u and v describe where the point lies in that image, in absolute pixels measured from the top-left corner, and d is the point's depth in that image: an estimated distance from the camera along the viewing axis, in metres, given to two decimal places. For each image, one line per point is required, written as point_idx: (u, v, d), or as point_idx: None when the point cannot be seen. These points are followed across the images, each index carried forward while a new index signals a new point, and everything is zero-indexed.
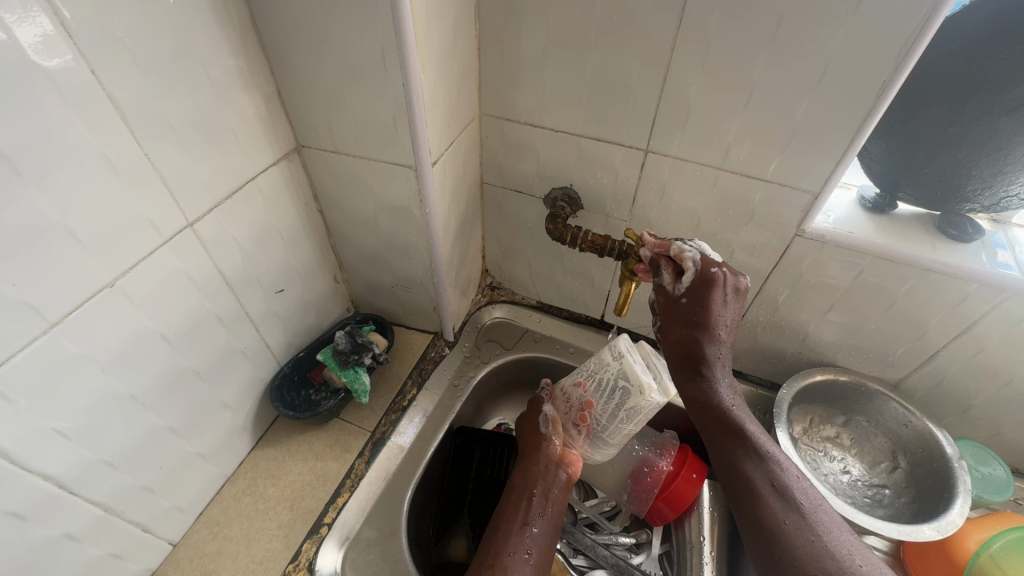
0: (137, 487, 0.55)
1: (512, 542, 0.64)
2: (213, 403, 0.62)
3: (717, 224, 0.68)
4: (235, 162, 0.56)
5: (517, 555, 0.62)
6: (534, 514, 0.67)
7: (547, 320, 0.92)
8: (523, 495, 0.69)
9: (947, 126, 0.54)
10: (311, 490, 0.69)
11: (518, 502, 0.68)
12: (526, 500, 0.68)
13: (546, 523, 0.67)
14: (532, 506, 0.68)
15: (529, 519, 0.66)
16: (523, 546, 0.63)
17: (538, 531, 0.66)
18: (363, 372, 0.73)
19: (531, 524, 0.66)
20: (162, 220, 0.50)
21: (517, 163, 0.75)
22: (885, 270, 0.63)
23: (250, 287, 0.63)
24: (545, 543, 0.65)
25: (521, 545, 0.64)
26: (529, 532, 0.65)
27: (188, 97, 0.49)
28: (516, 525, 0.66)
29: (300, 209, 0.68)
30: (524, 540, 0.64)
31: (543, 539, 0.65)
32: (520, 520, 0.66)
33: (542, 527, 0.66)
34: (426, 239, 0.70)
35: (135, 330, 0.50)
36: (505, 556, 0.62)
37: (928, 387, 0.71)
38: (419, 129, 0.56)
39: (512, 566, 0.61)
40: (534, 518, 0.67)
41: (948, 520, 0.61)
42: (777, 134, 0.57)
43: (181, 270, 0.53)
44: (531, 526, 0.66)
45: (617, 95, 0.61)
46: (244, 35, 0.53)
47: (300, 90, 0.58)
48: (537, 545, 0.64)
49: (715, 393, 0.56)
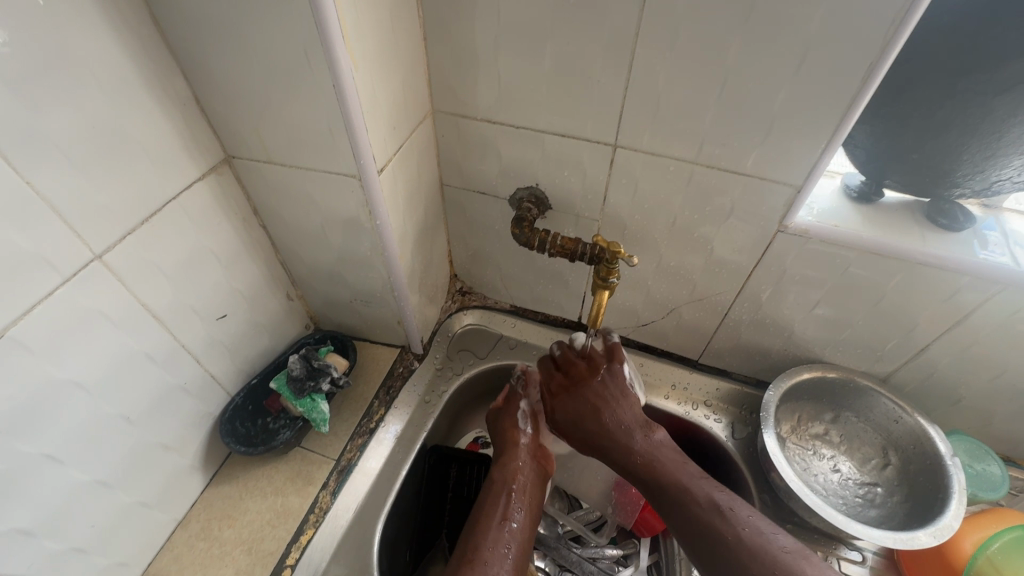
0: (64, 551, 0.50)
1: (491, 539, 0.61)
2: (152, 446, 0.57)
3: (695, 221, 0.63)
4: (149, 181, 0.49)
5: (497, 550, 0.60)
6: (513, 510, 0.64)
7: (522, 325, 0.87)
8: (501, 491, 0.66)
9: (935, 109, 0.50)
10: (271, 529, 0.64)
11: (497, 498, 0.65)
12: (506, 494, 0.66)
13: (524, 518, 0.64)
14: (512, 500, 0.65)
15: (508, 514, 0.64)
16: (503, 542, 0.61)
17: (518, 526, 0.63)
18: (321, 400, 0.68)
19: (511, 518, 0.63)
20: (59, 255, 0.43)
21: (477, 162, 0.69)
22: (873, 264, 0.58)
23: (185, 318, 0.57)
24: (523, 539, 0.63)
25: (501, 539, 0.61)
26: (509, 527, 0.63)
27: (79, 113, 0.42)
28: (496, 519, 0.63)
29: (238, 225, 0.61)
30: (503, 537, 0.61)
31: (522, 535, 0.63)
32: (500, 514, 0.63)
33: (521, 521, 0.64)
34: (381, 252, 0.64)
35: (40, 382, 0.44)
36: (484, 553, 0.59)
37: (918, 380, 0.68)
38: (359, 134, 0.50)
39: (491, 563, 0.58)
40: (515, 513, 0.64)
41: (944, 523, 0.59)
42: (754, 125, 0.52)
43: (93, 309, 0.47)
44: (510, 521, 0.63)
45: (580, 87, 0.56)
46: (145, 35, 0.46)
47: (221, 95, 0.51)
48: (516, 541, 0.62)
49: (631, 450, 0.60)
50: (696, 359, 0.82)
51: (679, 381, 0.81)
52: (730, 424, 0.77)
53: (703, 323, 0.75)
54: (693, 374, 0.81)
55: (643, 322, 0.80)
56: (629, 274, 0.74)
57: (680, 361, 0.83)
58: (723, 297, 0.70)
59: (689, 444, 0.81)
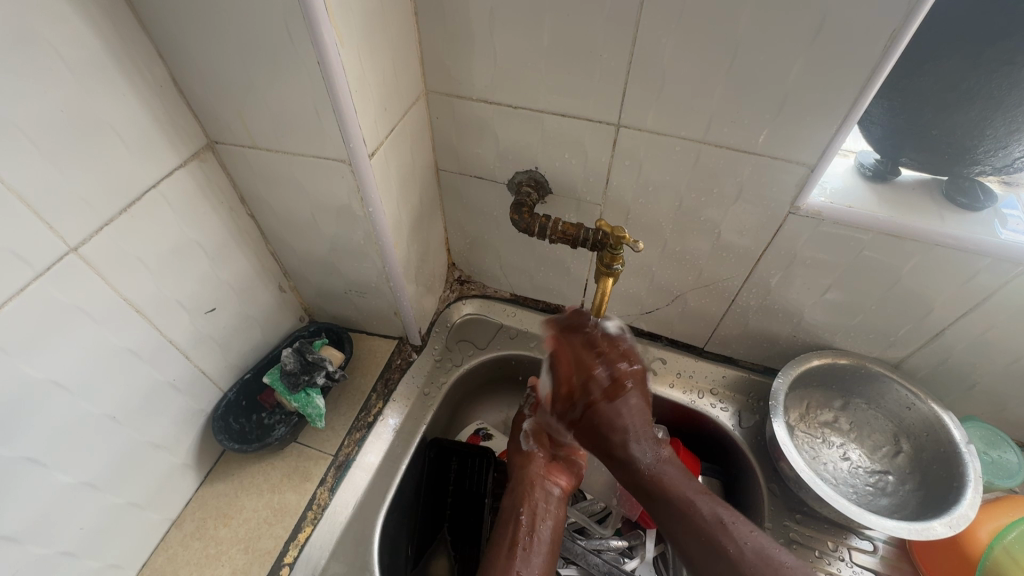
0: (51, 555, 0.48)
1: (501, 565, 0.58)
2: (141, 446, 0.55)
3: (702, 204, 0.60)
4: (125, 169, 0.46)
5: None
6: (522, 541, 0.60)
7: (522, 314, 0.84)
8: (509, 518, 0.63)
9: (959, 81, 0.47)
10: (268, 527, 0.62)
11: (505, 527, 0.62)
12: (514, 519, 0.63)
13: (539, 541, 0.61)
14: (523, 525, 0.62)
15: (517, 539, 0.61)
16: (514, 568, 0.57)
17: (530, 550, 0.60)
18: (317, 395, 0.66)
19: (520, 543, 0.60)
20: (31, 250, 0.41)
21: (473, 145, 0.66)
22: (889, 246, 0.56)
23: (171, 313, 0.54)
24: (539, 563, 0.59)
25: (511, 567, 0.58)
26: (519, 553, 0.59)
27: (44, 96, 0.39)
28: (505, 547, 0.60)
29: (224, 215, 0.59)
30: (514, 562, 0.58)
31: (537, 559, 0.59)
32: (511, 542, 0.60)
33: (537, 545, 0.60)
34: (374, 240, 0.61)
35: (16, 383, 0.42)
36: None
37: (932, 365, 0.66)
38: (347, 116, 0.47)
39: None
40: (527, 540, 0.61)
41: (960, 512, 0.58)
42: (766, 100, 0.49)
43: (70, 305, 0.45)
44: (522, 547, 0.60)
45: (580, 64, 0.53)
46: (114, 11, 0.43)
47: (200, 76, 0.48)
48: (530, 566, 0.58)
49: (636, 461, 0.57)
50: (702, 347, 0.80)
51: (685, 369, 0.79)
52: (737, 412, 0.75)
53: (709, 309, 0.73)
54: (698, 362, 0.79)
55: (647, 309, 0.78)
56: (633, 260, 0.71)
57: (686, 349, 0.80)
58: (730, 283, 0.68)
59: (695, 434, 0.79)
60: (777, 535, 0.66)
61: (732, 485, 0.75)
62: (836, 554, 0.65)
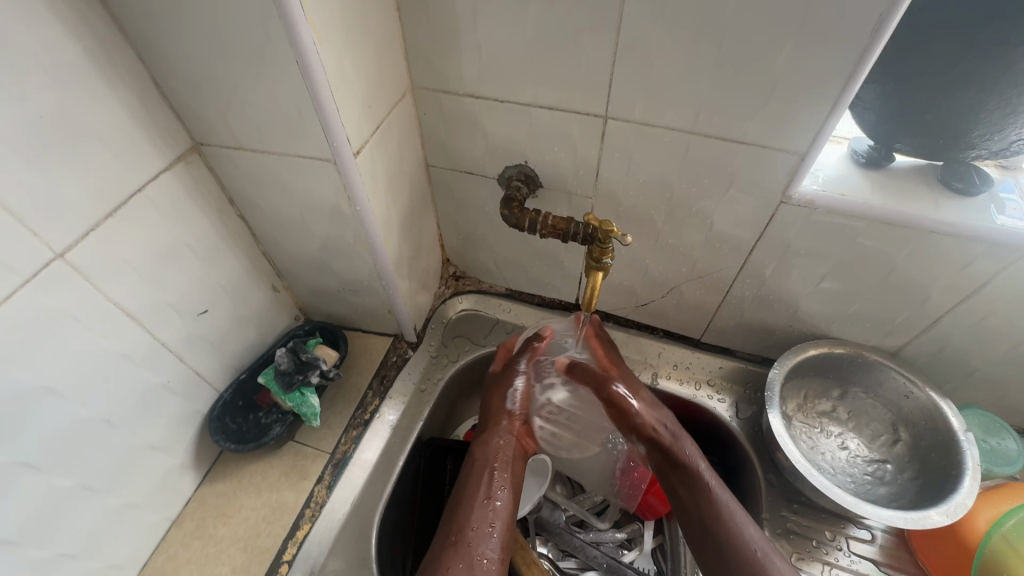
0: (52, 557, 0.49)
1: (473, 518, 0.58)
2: (137, 448, 0.55)
3: (693, 194, 0.60)
4: (110, 174, 0.46)
5: (481, 530, 0.57)
6: (494, 495, 0.60)
7: (517, 308, 0.84)
8: (484, 473, 0.62)
9: (954, 63, 0.46)
10: (267, 525, 0.63)
11: (478, 478, 0.62)
12: (487, 473, 0.62)
13: (508, 495, 0.61)
14: (495, 479, 0.62)
15: (491, 493, 0.60)
16: (486, 520, 0.58)
17: (501, 505, 0.60)
18: (311, 394, 0.66)
19: (494, 496, 0.60)
20: (18, 257, 0.41)
21: (462, 141, 0.65)
22: (883, 234, 0.55)
23: (162, 316, 0.55)
24: (507, 517, 0.59)
25: (484, 518, 0.58)
26: (489, 509, 0.59)
27: (24, 103, 0.39)
28: (477, 498, 0.60)
29: (213, 217, 0.58)
30: (484, 514, 0.59)
31: (506, 513, 0.60)
32: (485, 496, 0.60)
33: (505, 499, 0.60)
34: (364, 239, 0.61)
35: (7, 389, 0.42)
36: (468, 535, 0.57)
37: (929, 353, 0.65)
38: (329, 114, 0.47)
39: (475, 547, 0.56)
40: (500, 494, 0.61)
41: (957, 501, 0.57)
42: (755, 88, 0.49)
43: (59, 309, 0.45)
44: (494, 499, 0.60)
45: (566, 55, 0.52)
46: (92, 16, 0.42)
47: (183, 78, 0.48)
48: (501, 520, 0.59)
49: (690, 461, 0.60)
50: (699, 338, 0.79)
51: (681, 361, 0.78)
52: (735, 403, 0.75)
53: (704, 300, 0.72)
54: (695, 354, 0.79)
55: (642, 302, 0.77)
56: (626, 253, 0.71)
57: (682, 342, 0.80)
58: (725, 274, 0.67)
59: (693, 425, 0.79)
60: (774, 526, 0.66)
61: (730, 477, 0.75)
62: (834, 543, 0.65)
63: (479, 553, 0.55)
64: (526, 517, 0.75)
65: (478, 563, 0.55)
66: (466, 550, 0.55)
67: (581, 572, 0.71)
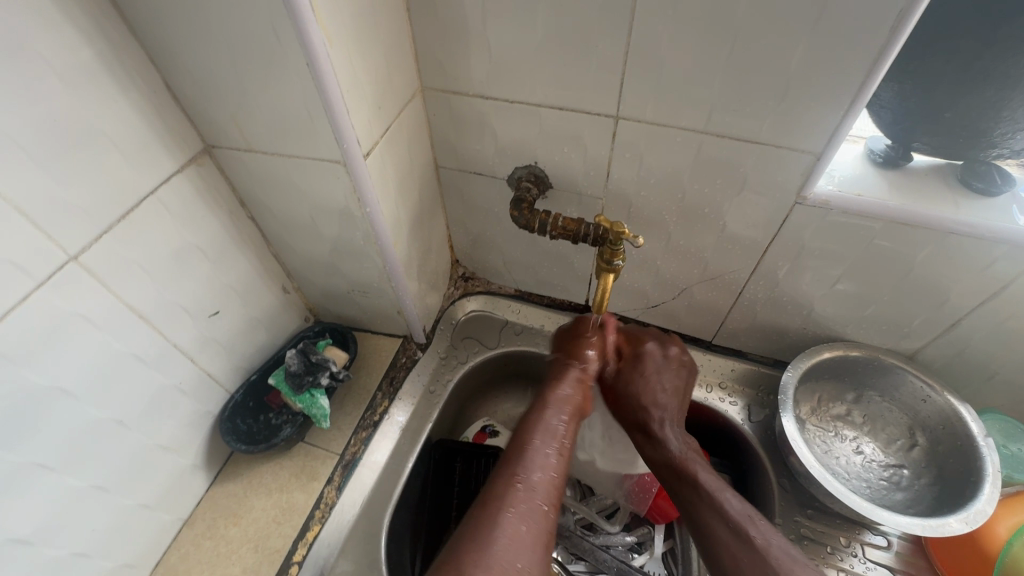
0: (65, 557, 0.49)
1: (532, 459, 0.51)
2: (148, 449, 0.56)
3: (706, 195, 0.59)
4: (121, 178, 0.47)
5: (543, 470, 0.50)
6: (553, 443, 0.53)
7: (527, 309, 0.84)
8: (546, 419, 0.55)
9: (973, 61, 0.45)
10: (277, 526, 0.63)
11: (541, 416, 0.55)
12: (551, 416, 0.55)
13: (569, 443, 0.54)
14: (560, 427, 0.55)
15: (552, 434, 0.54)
16: (545, 460, 0.51)
17: (560, 450, 0.53)
18: (321, 395, 0.66)
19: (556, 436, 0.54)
20: (31, 260, 0.41)
21: (472, 142, 0.65)
22: (900, 235, 0.54)
23: (174, 318, 0.55)
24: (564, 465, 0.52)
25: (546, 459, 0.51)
26: (547, 456, 0.52)
27: (37, 107, 0.39)
28: (540, 439, 0.53)
29: (224, 219, 0.59)
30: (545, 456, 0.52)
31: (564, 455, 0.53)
32: (545, 442, 0.53)
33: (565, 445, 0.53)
34: (373, 240, 0.61)
35: (21, 391, 0.43)
36: (527, 473, 0.50)
37: (947, 356, 0.64)
38: (339, 115, 0.47)
39: (537, 489, 0.49)
40: (562, 440, 0.54)
41: (976, 508, 0.56)
42: (769, 87, 0.48)
43: (73, 312, 0.45)
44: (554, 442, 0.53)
45: (576, 55, 0.51)
46: (105, 20, 0.43)
47: (194, 81, 0.48)
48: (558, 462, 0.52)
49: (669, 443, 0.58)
50: (710, 340, 0.78)
51: None
52: (747, 406, 0.74)
53: (716, 302, 0.72)
54: (706, 356, 0.78)
55: (653, 304, 0.77)
56: (637, 255, 0.70)
57: (693, 344, 0.79)
58: (737, 275, 0.67)
59: (704, 428, 0.78)
60: (787, 531, 0.65)
61: (743, 481, 0.74)
62: (849, 549, 0.64)
63: (539, 496, 0.49)
64: None
65: (538, 509, 0.47)
66: (525, 491, 0.48)
67: None
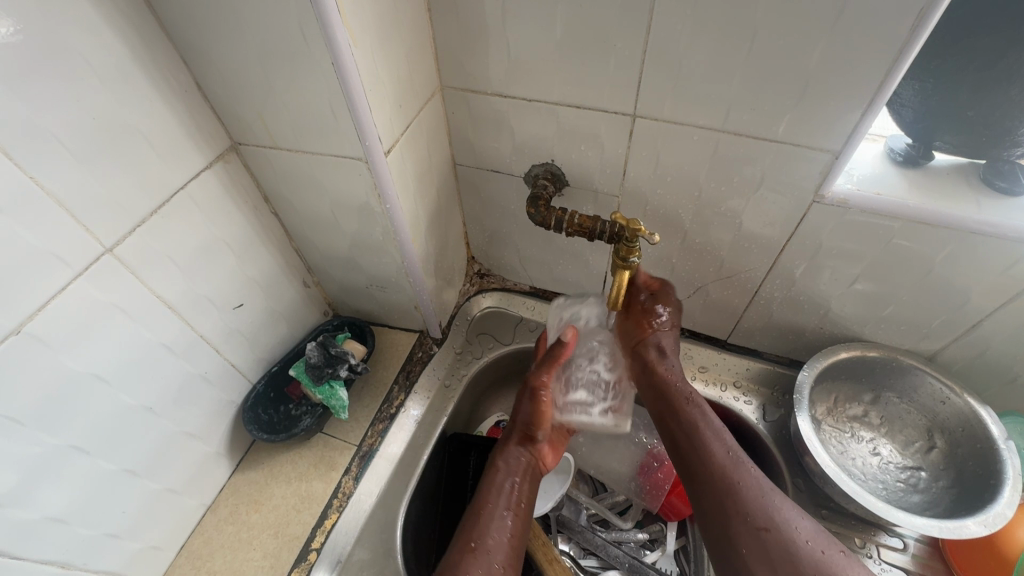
0: (97, 537, 0.51)
1: (486, 527, 0.57)
2: (175, 435, 0.58)
3: (722, 193, 0.59)
4: (153, 172, 0.48)
5: (497, 537, 0.57)
6: (506, 506, 0.60)
7: (541, 307, 0.85)
8: (497, 483, 0.62)
9: (998, 58, 0.45)
10: (296, 514, 0.65)
11: (491, 489, 0.61)
12: (504, 485, 0.62)
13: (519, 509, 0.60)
14: (511, 496, 0.61)
15: (505, 505, 0.60)
16: (497, 528, 0.57)
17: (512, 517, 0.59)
18: (340, 387, 0.68)
19: (508, 506, 0.60)
20: (71, 251, 0.43)
21: (490, 140, 0.66)
22: (919, 235, 0.54)
23: (201, 309, 0.57)
24: (518, 531, 0.58)
25: (498, 527, 0.57)
26: (504, 517, 0.59)
27: (77, 104, 0.41)
28: (491, 507, 0.59)
29: (249, 214, 0.61)
30: (498, 526, 0.58)
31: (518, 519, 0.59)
32: (499, 507, 0.59)
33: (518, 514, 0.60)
34: (393, 237, 0.62)
35: (60, 376, 0.45)
36: (482, 541, 0.56)
37: (968, 358, 0.63)
38: (363, 114, 0.48)
39: (493, 554, 0.55)
40: (515, 506, 0.60)
41: (996, 511, 0.55)
42: (788, 84, 0.48)
43: (108, 302, 0.47)
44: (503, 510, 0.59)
45: (595, 54, 0.52)
46: (140, 20, 0.44)
47: (223, 81, 0.50)
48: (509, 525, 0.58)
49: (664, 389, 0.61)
50: (725, 339, 0.78)
51: (707, 363, 0.77)
52: (761, 406, 0.74)
53: (731, 300, 0.72)
54: (721, 355, 0.78)
55: None
56: (652, 252, 0.70)
57: (709, 343, 0.79)
58: (752, 274, 0.66)
59: None
60: None
61: None
62: (864, 551, 0.64)
63: (496, 559, 0.55)
64: (548, 514, 0.75)
65: (495, 570, 0.54)
66: (483, 556, 0.54)
67: (603, 571, 0.71)
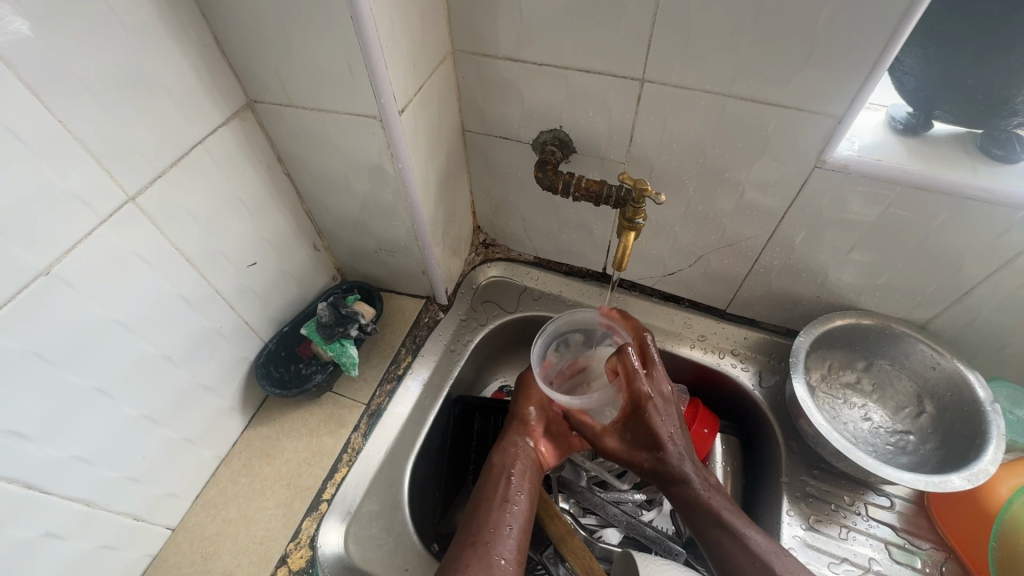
0: (119, 479, 0.54)
1: (490, 518, 0.57)
2: (193, 386, 0.60)
3: (726, 161, 0.60)
4: (172, 124, 0.49)
5: (500, 529, 0.56)
6: (505, 499, 0.59)
7: (545, 276, 0.87)
8: (500, 473, 0.62)
9: (998, 25, 0.46)
10: (307, 467, 0.67)
11: (497, 481, 0.61)
12: (504, 478, 0.61)
13: (526, 500, 0.60)
14: (513, 483, 0.61)
15: (509, 496, 0.59)
16: (502, 522, 0.56)
17: (519, 508, 0.59)
18: (350, 345, 0.70)
19: (511, 499, 0.59)
20: (96, 197, 0.45)
21: (499, 106, 0.67)
22: (916, 202, 0.55)
23: (217, 264, 0.58)
24: (525, 521, 0.58)
25: (503, 519, 0.57)
26: (507, 512, 0.58)
27: (101, 51, 0.42)
28: (495, 501, 0.59)
29: (263, 173, 0.62)
30: (503, 517, 0.57)
31: (523, 515, 0.58)
32: (499, 498, 0.59)
33: (522, 503, 0.59)
34: (405, 199, 0.64)
35: (87, 319, 0.46)
36: (486, 534, 0.55)
37: (959, 326, 0.65)
38: (379, 72, 0.49)
39: (494, 546, 0.54)
40: (517, 497, 0.60)
41: (980, 467, 0.58)
42: (795, 48, 0.49)
43: (131, 250, 0.49)
44: (510, 501, 0.59)
45: (606, 16, 0.53)
46: None
47: (241, 37, 0.51)
48: (513, 518, 0.57)
49: (686, 488, 0.56)
50: (725, 309, 0.80)
51: (706, 332, 0.80)
52: (758, 372, 0.76)
53: (731, 269, 0.73)
54: (720, 324, 0.80)
55: (670, 271, 0.79)
56: (656, 220, 0.72)
57: (708, 312, 0.81)
58: (753, 242, 0.68)
59: (715, 394, 0.81)
60: (793, 489, 0.68)
61: (751, 444, 0.77)
62: (852, 508, 0.66)
63: (496, 551, 0.54)
64: (549, 475, 0.77)
65: (497, 562, 0.52)
66: (484, 548, 0.53)
67: (601, 528, 0.74)
